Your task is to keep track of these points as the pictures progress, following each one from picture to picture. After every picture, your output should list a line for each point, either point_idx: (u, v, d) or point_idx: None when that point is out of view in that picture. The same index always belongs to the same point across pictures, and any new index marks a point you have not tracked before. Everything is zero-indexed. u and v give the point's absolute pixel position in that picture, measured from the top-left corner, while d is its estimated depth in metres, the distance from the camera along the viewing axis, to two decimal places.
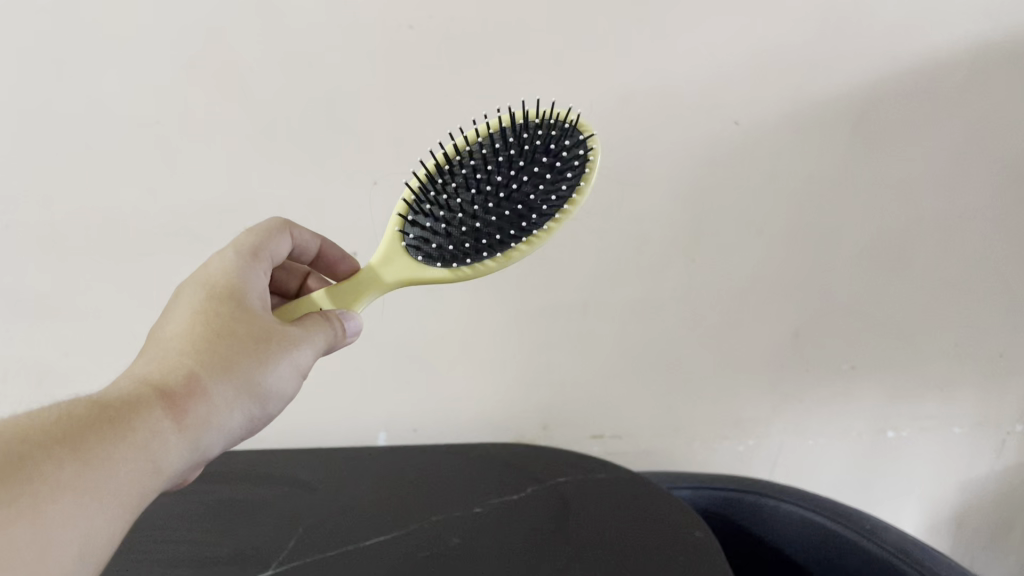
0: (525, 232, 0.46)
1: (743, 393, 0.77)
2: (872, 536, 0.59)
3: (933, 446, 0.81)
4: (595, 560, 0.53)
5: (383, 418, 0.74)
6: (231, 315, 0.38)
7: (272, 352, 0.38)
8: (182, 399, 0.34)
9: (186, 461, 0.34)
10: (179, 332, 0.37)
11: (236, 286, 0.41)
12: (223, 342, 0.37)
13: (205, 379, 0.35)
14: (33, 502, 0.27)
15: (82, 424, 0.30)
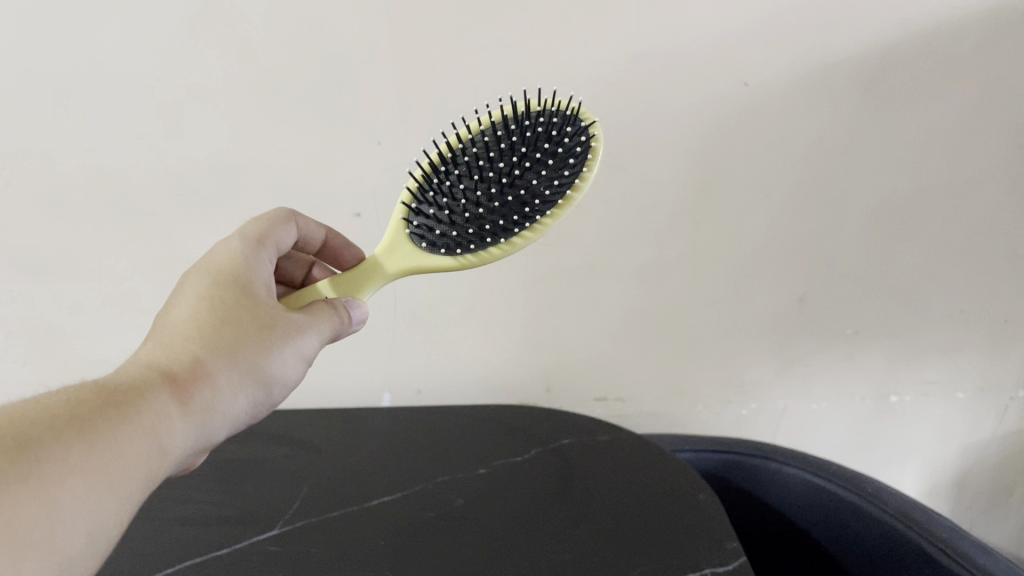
0: (528, 220, 0.46)
1: (747, 356, 0.77)
2: (875, 501, 0.59)
3: (936, 411, 0.81)
4: (602, 520, 0.54)
5: (387, 379, 0.75)
6: (236, 300, 0.38)
7: (277, 337, 0.38)
8: (187, 384, 0.34)
9: (191, 444, 0.34)
10: (184, 318, 0.37)
11: (241, 271, 0.41)
12: (228, 327, 0.37)
13: (210, 365, 0.35)
14: (43, 477, 0.26)
15: (89, 406, 0.30)
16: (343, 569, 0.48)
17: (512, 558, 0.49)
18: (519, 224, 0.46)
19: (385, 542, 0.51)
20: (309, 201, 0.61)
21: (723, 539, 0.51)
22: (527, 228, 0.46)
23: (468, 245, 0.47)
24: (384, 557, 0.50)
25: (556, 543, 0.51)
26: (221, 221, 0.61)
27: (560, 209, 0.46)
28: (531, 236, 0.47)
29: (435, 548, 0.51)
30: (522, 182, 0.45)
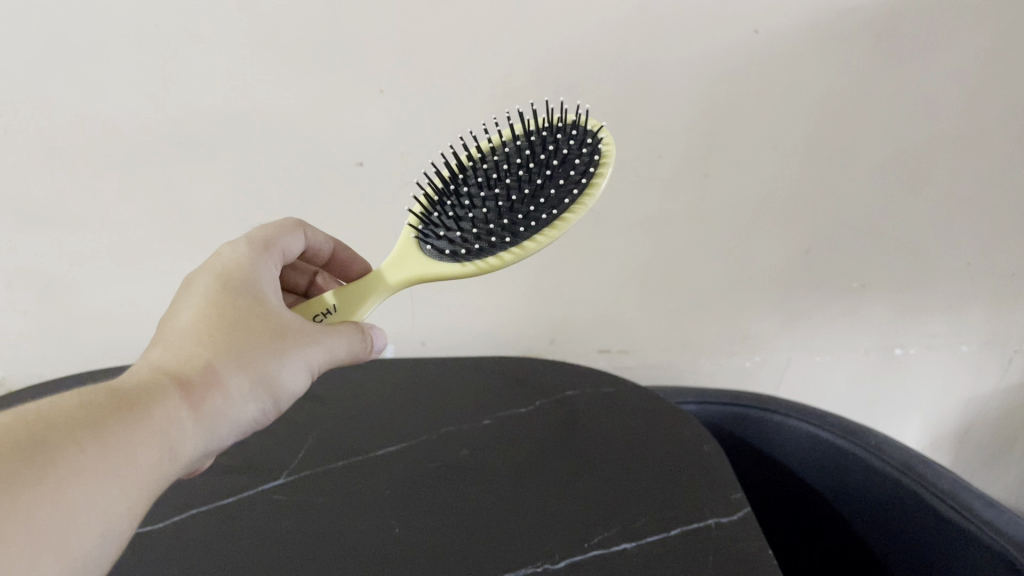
0: (539, 222, 0.43)
1: (752, 308, 0.76)
2: (879, 453, 0.59)
3: (941, 363, 0.81)
4: (606, 470, 0.54)
5: (391, 330, 0.74)
6: (247, 304, 0.38)
7: (290, 341, 0.38)
8: (195, 390, 0.33)
9: (196, 448, 0.33)
10: (193, 319, 0.37)
11: (252, 275, 0.40)
12: (240, 332, 0.36)
13: (221, 371, 0.35)
14: (59, 478, 0.25)
15: (103, 406, 0.29)
16: (349, 518, 0.49)
17: (517, 508, 0.50)
18: (528, 224, 0.42)
19: (391, 491, 0.51)
20: (312, 149, 0.60)
21: (728, 489, 0.51)
22: (537, 232, 0.43)
23: (476, 250, 0.43)
24: (390, 507, 0.50)
25: (561, 493, 0.51)
26: (222, 171, 0.60)
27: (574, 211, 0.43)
28: (541, 238, 0.42)
29: (440, 498, 0.51)
30: (532, 182, 0.43)
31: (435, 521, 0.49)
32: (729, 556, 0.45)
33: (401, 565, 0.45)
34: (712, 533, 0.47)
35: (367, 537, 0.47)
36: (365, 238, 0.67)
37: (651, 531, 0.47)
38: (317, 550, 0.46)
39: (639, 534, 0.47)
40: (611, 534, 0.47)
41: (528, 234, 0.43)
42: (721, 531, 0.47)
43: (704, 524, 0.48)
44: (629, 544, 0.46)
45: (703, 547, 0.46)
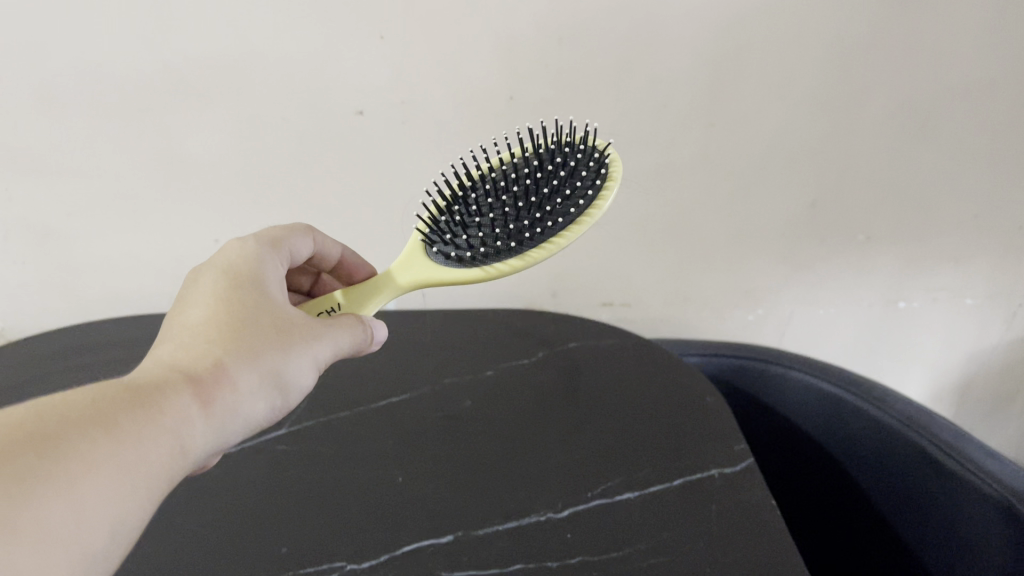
0: (545, 231, 0.43)
1: (755, 261, 0.76)
2: (881, 405, 0.58)
3: (945, 316, 0.81)
4: (608, 420, 0.54)
5: None
6: (255, 303, 0.36)
7: (298, 337, 0.36)
8: (211, 381, 0.32)
9: (214, 445, 0.31)
10: (200, 316, 0.35)
11: (258, 275, 0.38)
12: (250, 330, 0.35)
13: (234, 367, 0.33)
14: (64, 466, 0.24)
15: (112, 396, 0.27)
16: (352, 469, 0.49)
17: (519, 458, 0.50)
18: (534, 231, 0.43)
19: (393, 442, 0.51)
20: (310, 98, 0.59)
21: (730, 440, 0.51)
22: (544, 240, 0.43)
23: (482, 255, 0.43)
24: (392, 458, 0.50)
25: (564, 444, 0.51)
26: (219, 119, 0.59)
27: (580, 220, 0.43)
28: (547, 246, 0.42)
29: (442, 448, 0.51)
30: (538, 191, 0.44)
31: (437, 471, 0.49)
32: (731, 506, 0.45)
33: (403, 514, 0.45)
34: (714, 483, 0.47)
35: (369, 486, 0.47)
36: (366, 189, 0.66)
37: (653, 481, 0.47)
38: (319, 499, 0.46)
39: (642, 485, 0.47)
40: (613, 485, 0.47)
41: (534, 242, 0.43)
42: (723, 481, 0.47)
43: (707, 475, 0.48)
44: (631, 494, 0.46)
45: (705, 497, 0.46)
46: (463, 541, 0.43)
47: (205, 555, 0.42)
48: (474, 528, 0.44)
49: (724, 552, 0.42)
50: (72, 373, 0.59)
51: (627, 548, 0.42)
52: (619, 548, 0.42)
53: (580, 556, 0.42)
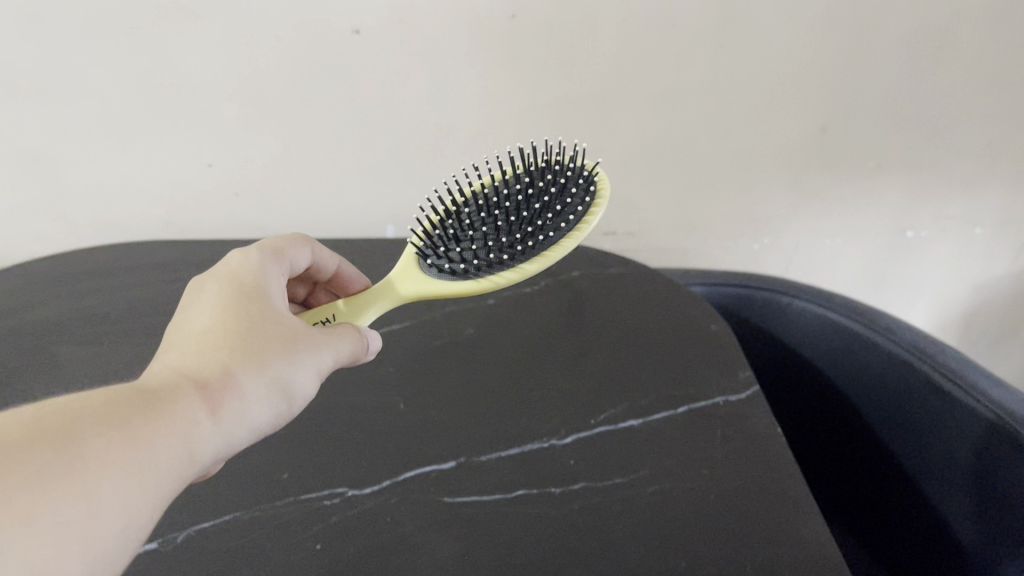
0: (537, 246, 0.42)
1: (762, 189, 0.74)
2: (887, 335, 0.57)
3: (953, 246, 0.80)
4: (612, 348, 0.53)
5: (391, 206, 0.72)
6: (260, 311, 0.35)
7: (304, 345, 0.35)
8: (217, 389, 0.30)
9: (222, 452, 0.30)
10: (202, 323, 0.33)
11: (262, 282, 0.37)
12: (257, 338, 0.33)
13: (242, 374, 0.31)
14: (66, 469, 0.22)
15: (118, 400, 0.26)
16: (353, 396, 0.48)
17: (521, 386, 0.49)
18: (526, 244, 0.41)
19: (393, 370, 0.51)
20: (304, 17, 0.56)
21: (735, 369, 0.50)
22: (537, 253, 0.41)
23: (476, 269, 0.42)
24: (393, 385, 0.49)
25: (566, 371, 0.50)
26: (210, 40, 0.56)
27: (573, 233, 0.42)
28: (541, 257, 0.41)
29: (444, 377, 0.50)
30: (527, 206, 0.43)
31: (438, 399, 0.48)
32: (736, 434, 0.45)
33: (403, 441, 0.44)
34: (719, 411, 0.46)
35: (370, 414, 0.47)
36: (363, 113, 0.64)
37: (657, 409, 0.47)
38: (320, 426, 0.46)
39: (646, 412, 0.46)
40: (616, 412, 0.46)
41: (526, 256, 0.41)
42: (728, 410, 0.47)
43: (711, 403, 0.47)
44: (635, 421, 0.46)
45: (709, 425, 0.45)
46: (465, 467, 0.42)
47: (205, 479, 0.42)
48: (476, 455, 0.43)
49: (729, 477, 0.41)
50: (67, 301, 0.58)
51: (630, 474, 0.42)
52: (623, 475, 0.42)
53: (582, 481, 0.41)
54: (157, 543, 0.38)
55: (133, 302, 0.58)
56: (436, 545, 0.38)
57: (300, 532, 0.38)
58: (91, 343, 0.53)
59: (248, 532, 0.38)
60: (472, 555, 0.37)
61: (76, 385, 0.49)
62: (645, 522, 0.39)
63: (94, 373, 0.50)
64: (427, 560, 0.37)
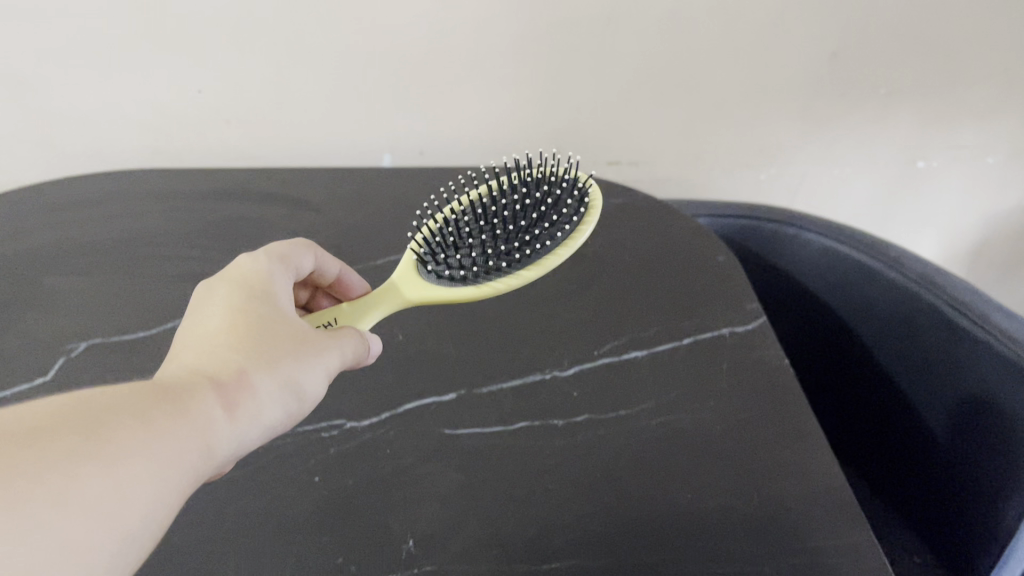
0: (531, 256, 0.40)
1: (770, 117, 0.72)
2: (894, 266, 0.56)
3: (964, 175, 0.78)
4: (616, 279, 0.52)
5: (386, 136, 0.70)
6: (274, 309, 0.32)
7: (322, 341, 0.32)
8: (226, 391, 0.28)
9: (234, 454, 0.28)
10: (213, 319, 0.31)
11: (275, 276, 0.34)
12: (273, 336, 0.31)
13: (256, 374, 0.29)
14: (68, 477, 0.21)
15: (128, 402, 0.24)
16: None
17: (522, 319, 0.48)
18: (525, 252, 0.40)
19: None
20: None
21: (742, 300, 0.49)
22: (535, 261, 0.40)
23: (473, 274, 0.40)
24: (391, 317, 0.48)
25: (569, 304, 0.49)
26: None
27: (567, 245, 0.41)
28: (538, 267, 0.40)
29: (443, 309, 0.49)
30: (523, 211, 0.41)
31: (438, 331, 0.47)
32: (742, 365, 0.44)
33: (401, 374, 0.43)
34: (726, 342, 0.45)
35: None
36: (356, 37, 0.61)
37: (662, 341, 0.46)
38: None
39: (650, 344, 0.45)
40: (620, 344, 0.45)
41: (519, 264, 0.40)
42: (734, 342, 0.45)
43: (716, 335, 0.46)
44: (639, 354, 0.45)
45: (715, 357, 0.44)
46: (466, 400, 0.41)
47: None
48: (476, 387, 0.42)
49: (735, 410, 0.40)
50: (55, 232, 0.56)
51: (634, 407, 0.41)
52: (627, 407, 0.41)
53: (586, 413, 0.40)
54: None
55: (123, 233, 0.57)
56: (436, 476, 0.37)
57: (297, 464, 0.38)
58: (81, 274, 0.52)
59: (243, 464, 0.38)
60: (472, 487, 0.36)
61: (66, 316, 0.48)
62: (649, 453, 0.38)
63: (85, 304, 0.49)
64: (427, 491, 0.36)
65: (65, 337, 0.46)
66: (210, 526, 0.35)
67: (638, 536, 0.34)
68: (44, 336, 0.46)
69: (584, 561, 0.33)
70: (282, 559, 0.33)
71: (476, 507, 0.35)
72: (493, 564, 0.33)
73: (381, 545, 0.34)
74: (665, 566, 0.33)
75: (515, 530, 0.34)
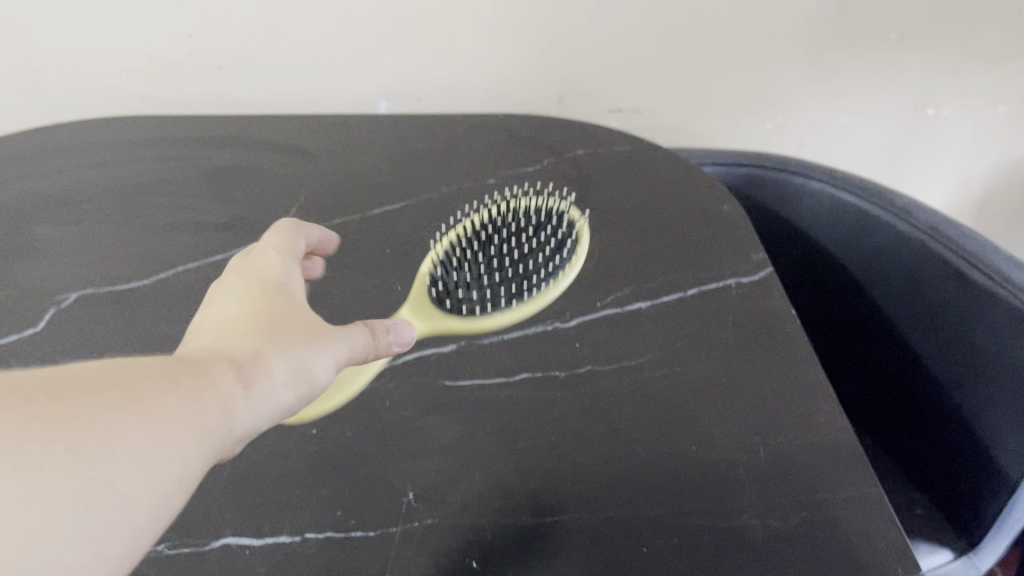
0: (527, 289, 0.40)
1: (777, 63, 0.70)
2: (903, 216, 0.55)
3: (975, 123, 0.76)
4: (619, 228, 0.50)
5: (383, 82, 0.68)
6: (286, 296, 0.30)
7: (338, 328, 0.31)
8: (243, 369, 0.26)
9: (251, 435, 0.26)
10: (229, 304, 0.29)
11: (288, 264, 0.33)
12: (288, 320, 0.29)
13: (273, 353, 0.27)
14: (97, 427, 0.20)
15: (152, 368, 0.23)
16: (347, 278, 0.46)
17: None
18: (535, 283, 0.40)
19: (390, 252, 0.48)
20: None
21: (748, 250, 0.48)
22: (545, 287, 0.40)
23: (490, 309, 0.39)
24: (389, 267, 0.47)
25: None
26: None
27: (570, 263, 0.42)
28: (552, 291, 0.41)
29: None
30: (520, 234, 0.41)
31: None
32: (748, 316, 0.43)
33: None
34: (732, 293, 0.44)
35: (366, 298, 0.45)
36: None
37: (666, 292, 0.45)
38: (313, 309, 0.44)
39: (654, 295, 0.44)
40: (623, 295, 0.44)
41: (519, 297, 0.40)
42: (740, 293, 0.44)
43: (722, 286, 0.45)
44: (642, 305, 0.44)
45: (721, 308, 0.43)
46: (466, 351, 0.41)
47: None
48: (476, 338, 0.41)
49: (741, 361, 0.40)
50: (44, 181, 0.55)
51: (638, 358, 0.40)
52: (630, 359, 0.40)
53: (587, 364, 0.40)
54: None
55: (115, 181, 0.55)
56: (436, 429, 0.36)
57: None
58: (72, 223, 0.51)
59: None
60: (473, 440, 0.36)
61: (57, 265, 0.47)
62: (653, 406, 0.37)
63: (76, 254, 0.48)
64: (426, 443, 0.35)
65: (57, 288, 0.45)
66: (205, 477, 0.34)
67: (641, 489, 0.33)
68: (35, 286, 0.45)
69: (587, 513, 0.32)
70: (279, 511, 0.32)
71: (476, 460, 0.35)
72: (493, 516, 0.32)
73: (380, 497, 0.33)
74: (669, 517, 0.32)
75: (516, 482, 0.34)
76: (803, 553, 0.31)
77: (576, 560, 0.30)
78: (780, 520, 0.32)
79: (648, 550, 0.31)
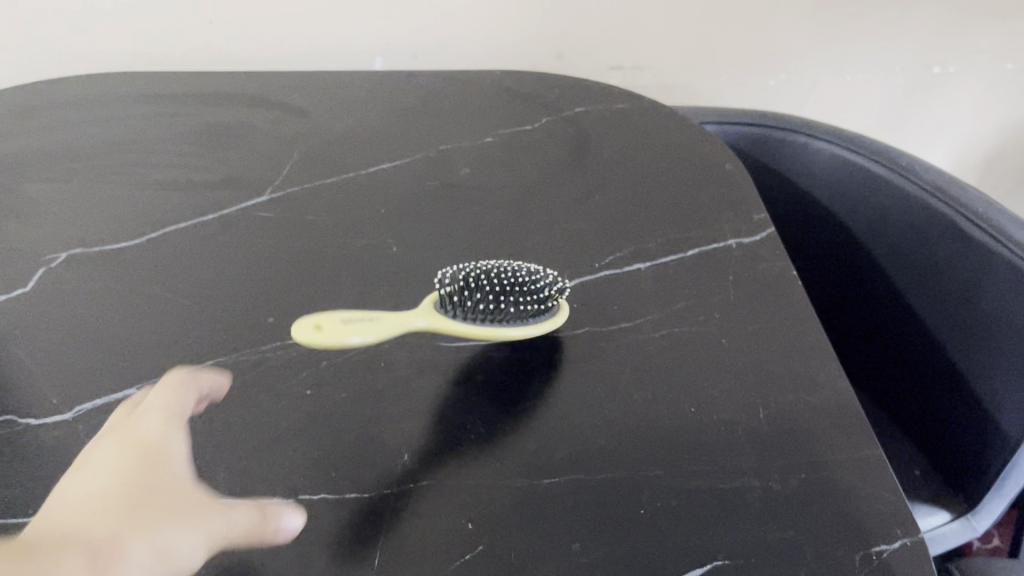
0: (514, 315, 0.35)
1: (782, 18, 0.69)
2: (906, 173, 0.54)
3: (981, 82, 0.75)
4: (618, 189, 0.50)
5: (377, 39, 0.66)
6: (157, 472, 0.27)
7: (204, 514, 0.27)
8: (98, 554, 0.23)
9: None
10: (88, 483, 0.26)
11: (168, 431, 0.29)
12: (148, 503, 0.26)
13: (123, 538, 0.24)
14: None
15: None
16: (342, 239, 0.45)
17: (522, 232, 0.46)
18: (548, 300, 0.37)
19: (385, 212, 0.47)
20: None
21: (749, 210, 0.47)
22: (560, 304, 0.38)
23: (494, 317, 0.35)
24: (385, 228, 0.46)
25: (569, 215, 0.47)
26: None
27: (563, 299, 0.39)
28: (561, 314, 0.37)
29: (441, 220, 0.47)
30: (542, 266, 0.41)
31: (435, 243, 0.45)
32: (749, 277, 0.42)
33: (397, 288, 0.42)
34: (732, 254, 0.44)
35: (362, 258, 0.44)
36: None
37: (666, 253, 0.44)
38: (308, 270, 0.43)
39: (654, 256, 0.44)
40: (622, 256, 0.44)
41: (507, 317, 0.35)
42: (741, 254, 0.44)
43: (723, 247, 0.44)
44: (642, 266, 0.43)
45: (721, 268, 0.43)
46: None
47: (188, 322, 0.39)
48: None
49: (741, 323, 0.39)
50: (32, 138, 0.54)
51: (636, 319, 0.39)
52: (630, 320, 0.39)
53: (586, 326, 0.39)
54: (138, 388, 0.35)
55: (104, 139, 0.54)
56: (432, 392, 0.36)
57: (287, 378, 0.36)
58: (61, 182, 0.50)
59: (233, 377, 0.36)
60: (470, 403, 0.35)
61: (45, 225, 0.46)
62: (653, 368, 0.37)
63: (66, 213, 0.47)
64: (422, 406, 0.35)
65: (47, 247, 0.44)
66: (198, 437, 0.33)
67: (640, 451, 0.33)
68: (24, 246, 0.44)
69: (585, 475, 0.32)
70: (274, 472, 0.32)
71: (473, 422, 0.34)
72: (490, 478, 0.32)
73: (376, 458, 0.32)
74: (668, 479, 0.32)
75: (514, 444, 0.33)
76: (804, 515, 0.30)
77: (574, 522, 0.30)
78: (780, 483, 0.31)
79: (648, 511, 0.30)
